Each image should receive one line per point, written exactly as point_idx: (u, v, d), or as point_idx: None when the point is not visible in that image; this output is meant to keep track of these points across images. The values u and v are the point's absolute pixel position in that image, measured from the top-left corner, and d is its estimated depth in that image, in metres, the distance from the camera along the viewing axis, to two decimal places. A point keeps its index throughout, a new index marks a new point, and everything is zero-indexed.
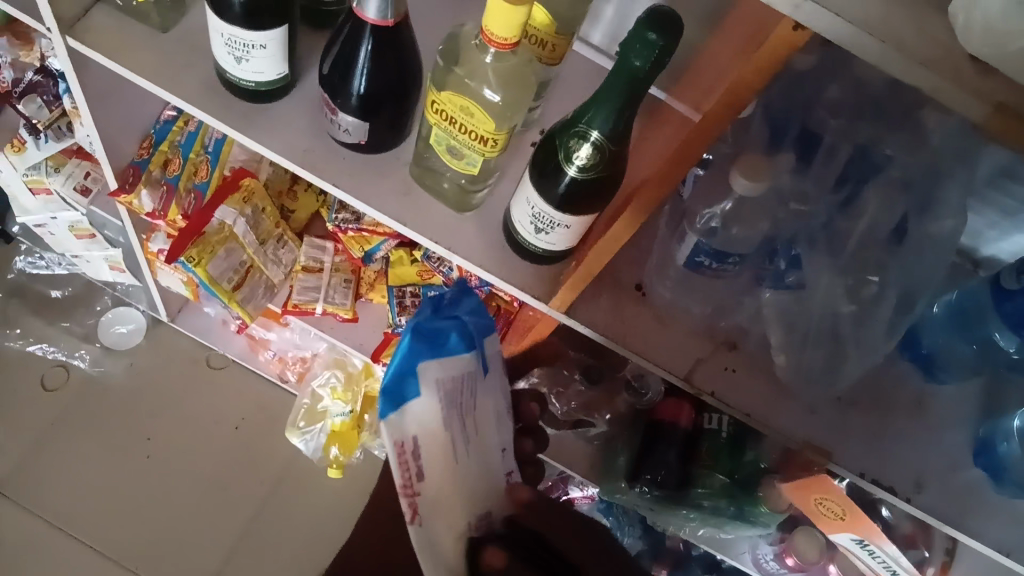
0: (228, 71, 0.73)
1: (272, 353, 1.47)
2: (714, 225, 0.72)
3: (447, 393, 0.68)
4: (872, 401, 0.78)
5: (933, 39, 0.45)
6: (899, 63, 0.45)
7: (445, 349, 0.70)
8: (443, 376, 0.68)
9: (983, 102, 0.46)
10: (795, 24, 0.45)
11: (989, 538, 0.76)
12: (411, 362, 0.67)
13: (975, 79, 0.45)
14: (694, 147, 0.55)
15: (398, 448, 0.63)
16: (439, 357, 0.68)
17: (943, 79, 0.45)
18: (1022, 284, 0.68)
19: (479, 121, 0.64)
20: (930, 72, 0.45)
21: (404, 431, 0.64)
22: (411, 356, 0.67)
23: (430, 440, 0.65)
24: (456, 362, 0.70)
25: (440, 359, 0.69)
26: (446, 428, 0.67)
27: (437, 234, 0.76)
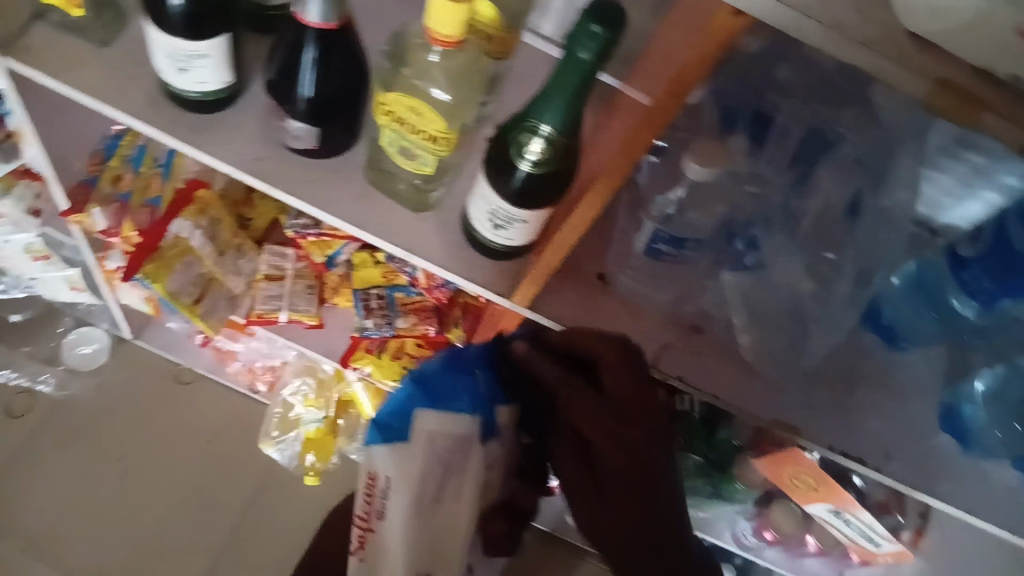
0: (172, 83, 0.71)
1: (241, 364, 1.45)
2: (670, 212, 0.73)
3: (437, 451, 0.79)
4: (838, 373, 0.79)
5: (873, 19, 0.45)
6: (839, 44, 0.45)
7: (455, 403, 0.81)
8: (436, 429, 0.80)
9: (926, 78, 0.46)
10: (734, 11, 0.45)
11: (956, 500, 0.77)
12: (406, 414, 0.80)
13: (915, 56, 0.45)
14: (648, 132, 0.56)
15: (370, 477, 0.79)
16: (436, 408, 0.81)
17: (886, 58, 0.45)
18: (977, 253, 0.70)
19: (428, 121, 0.63)
20: (869, 51, 0.45)
21: (379, 466, 0.79)
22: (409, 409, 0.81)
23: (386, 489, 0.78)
24: (453, 422, 0.80)
25: (436, 408, 0.81)
26: (423, 474, 0.77)
27: (397, 237, 0.76)
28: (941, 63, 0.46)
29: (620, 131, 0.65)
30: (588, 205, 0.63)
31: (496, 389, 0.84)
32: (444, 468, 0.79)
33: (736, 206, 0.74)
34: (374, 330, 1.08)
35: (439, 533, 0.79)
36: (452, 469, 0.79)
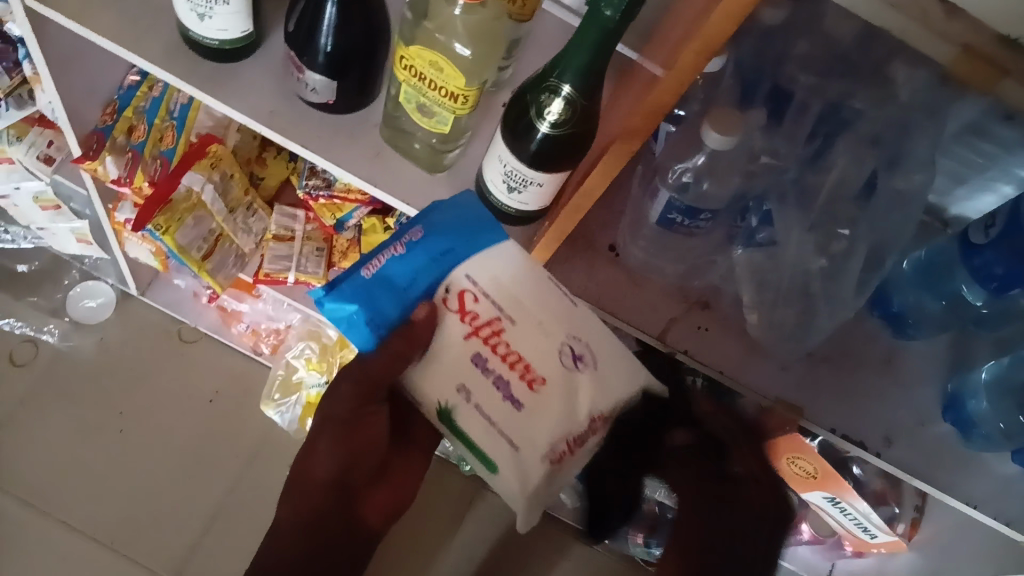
0: (191, 29, 0.71)
1: (245, 325, 1.45)
2: (686, 180, 0.71)
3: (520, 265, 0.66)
4: (843, 356, 0.79)
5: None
6: None
7: None
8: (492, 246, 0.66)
9: None
10: None
11: (954, 488, 0.77)
12: (409, 279, 0.63)
13: (943, 23, 0.51)
14: (668, 96, 0.55)
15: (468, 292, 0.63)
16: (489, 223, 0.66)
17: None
18: (989, 240, 0.69)
19: (448, 77, 0.63)
20: None
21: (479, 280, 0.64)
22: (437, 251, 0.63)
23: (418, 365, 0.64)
24: None
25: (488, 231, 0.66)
26: None
27: (409, 196, 0.76)
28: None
29: (637, 97, 0.65)
30: (602, 170, 0.62)
31: None
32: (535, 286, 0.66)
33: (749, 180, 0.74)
34: None
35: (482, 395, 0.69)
36: None
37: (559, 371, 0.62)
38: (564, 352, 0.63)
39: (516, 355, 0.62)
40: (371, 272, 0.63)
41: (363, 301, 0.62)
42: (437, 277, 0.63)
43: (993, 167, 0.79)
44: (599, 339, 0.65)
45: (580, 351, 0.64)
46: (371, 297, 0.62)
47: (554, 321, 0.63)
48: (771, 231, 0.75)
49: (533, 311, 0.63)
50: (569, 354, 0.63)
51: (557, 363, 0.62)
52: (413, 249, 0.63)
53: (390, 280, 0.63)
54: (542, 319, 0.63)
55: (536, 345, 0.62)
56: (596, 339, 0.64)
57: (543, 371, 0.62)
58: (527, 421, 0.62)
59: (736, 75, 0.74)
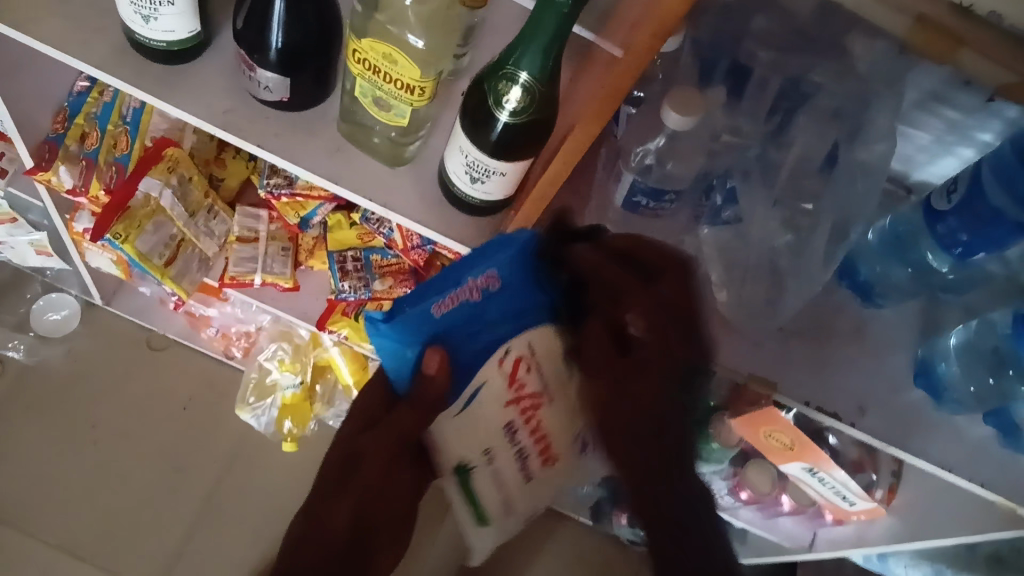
0: (137, 32, 0.69)
1: (215, 329, 1.42)
2: (648, 162, 0.70)
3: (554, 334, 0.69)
4: (814, 329, 0.79)
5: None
6: None
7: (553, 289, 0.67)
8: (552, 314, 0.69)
9: None
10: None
11: (930, 455, 0.78)
12: (480, 329, 0.65)
13: None
14: (626, 78, 0.54)
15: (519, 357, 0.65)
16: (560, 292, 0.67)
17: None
18: (952, 205, 0.69)
19: (403, 69, 0.62)
20: None
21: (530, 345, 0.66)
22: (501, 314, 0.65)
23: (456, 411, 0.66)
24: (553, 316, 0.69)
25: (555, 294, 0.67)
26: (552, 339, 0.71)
27: (372, 192, 0.75)
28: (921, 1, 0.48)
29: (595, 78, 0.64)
30: (564, 156, 0.62)
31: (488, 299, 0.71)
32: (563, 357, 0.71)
33: (714, 159, 0.74)
34: (350, 293, 1.08)
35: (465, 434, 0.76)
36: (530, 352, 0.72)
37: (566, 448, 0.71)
38: (575, 433, 0.71)
39: (541, 427, 0.69)
40: (441, 311, 0.64)
41: (423, 334, 0.64)
42: (498, 338, 0.65)
43: (952, 133, 0.79)
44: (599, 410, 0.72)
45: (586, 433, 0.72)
46: (430, 335, 0.65)
47: (580, 409, 0.71)
48: (736, 208, 0.75)
49: (564, 392, 0.69)
50: (570, 434, 0.71)
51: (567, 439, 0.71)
52: (487, 301, 0.65)
53: (457, 323, 0.65)
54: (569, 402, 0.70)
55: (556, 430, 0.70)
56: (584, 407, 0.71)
57: (556, 441, 0.71)
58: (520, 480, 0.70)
59: (694, 54, 0.74)
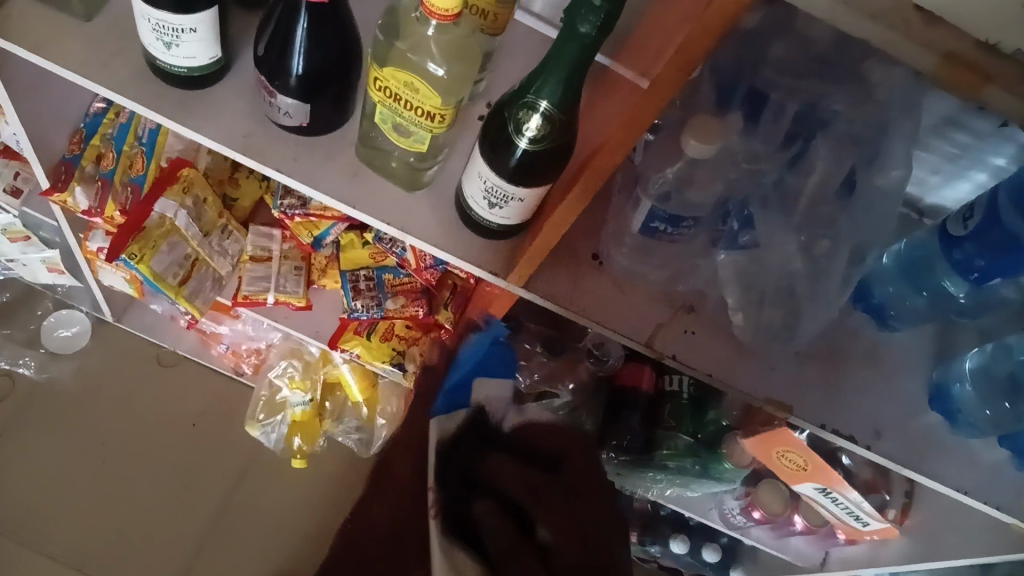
0: (158, 57, 0.70)
1: (225, 346, 1.43)
2: (667, 189, 0.72)
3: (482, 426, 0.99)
4: (829, 351, 0.79)
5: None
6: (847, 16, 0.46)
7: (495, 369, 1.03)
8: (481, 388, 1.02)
9: (932, 50, 0.47)
10: None
11: (946, 477, 0.79)
12: None
13: None
14: (649, 111, 0.54)
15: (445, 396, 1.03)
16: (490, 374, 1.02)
17: (892, 31, 0.47)
18: (969, 230, 0.69)
19: (424, 96, 0.63)
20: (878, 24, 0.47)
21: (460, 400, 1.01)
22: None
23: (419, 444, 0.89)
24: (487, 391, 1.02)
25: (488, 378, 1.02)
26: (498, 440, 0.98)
27: (390, 216, 0.75)
28: (947, 38, 0.48)
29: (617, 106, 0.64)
30: (584, 185, 0.62)
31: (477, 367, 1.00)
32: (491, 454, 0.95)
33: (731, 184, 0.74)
34: (363, 312, 1.08)
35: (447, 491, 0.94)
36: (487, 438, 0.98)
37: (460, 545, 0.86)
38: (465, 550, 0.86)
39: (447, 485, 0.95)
40: None
41: None
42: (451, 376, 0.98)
43: (966, 157, 0.80)
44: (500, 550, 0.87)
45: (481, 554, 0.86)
46: None
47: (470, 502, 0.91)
48: (752, 233, 0.75)
49: (476, 466, 0.94)
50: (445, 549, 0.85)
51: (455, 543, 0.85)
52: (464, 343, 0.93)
53: None
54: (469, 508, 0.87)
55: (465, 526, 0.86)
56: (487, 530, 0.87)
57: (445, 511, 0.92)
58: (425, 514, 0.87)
59: (712, 79, 0.74)
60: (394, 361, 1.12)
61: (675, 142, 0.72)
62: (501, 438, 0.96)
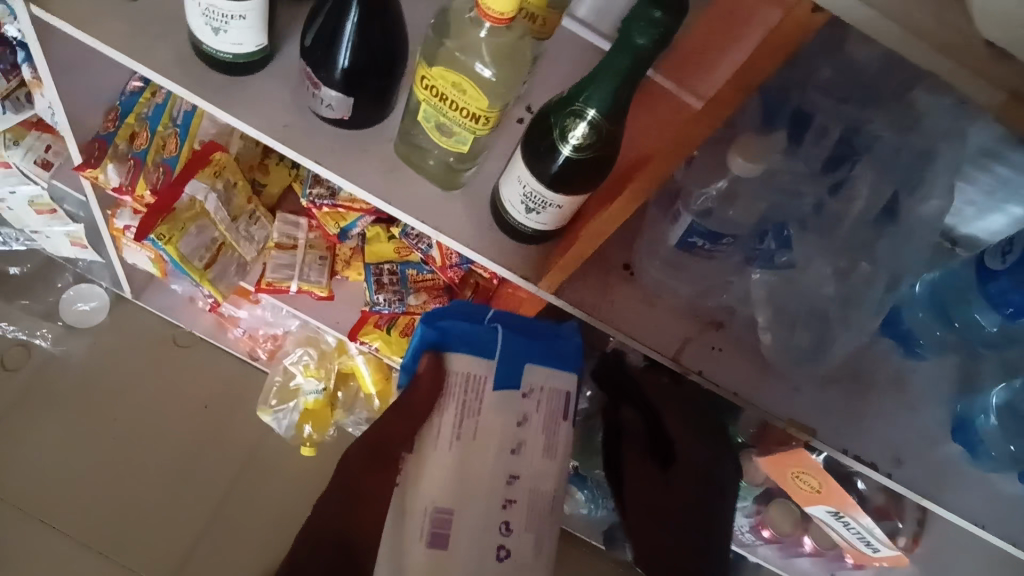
0: (205, 42, 0.70)
1: (242, 330, 1.44)
2: (708, 206, 0.73)
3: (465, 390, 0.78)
4: (854, 376, 0.79)
5: (948, 24, 0.47)
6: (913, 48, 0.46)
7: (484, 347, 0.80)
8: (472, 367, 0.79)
9: (995, 86, 0.48)
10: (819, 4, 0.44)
11: (966, 510, 0.78)
12: (454, 341, 0.80)
13: None
14: (702, 126, 0.54)
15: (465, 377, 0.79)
16: (474, 351, 0.80)
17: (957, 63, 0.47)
18: (1006, 265, 0.69)
19: (471, 98, 0.63)
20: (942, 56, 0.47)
21: (464, 368, 0.79)
22: (517, 353, 0.81)
23: (446, 416, 0.77)
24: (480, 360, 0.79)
25: (475, 355, 0.79)
26: (500, 417, 0.78)
27: (425, 214, 0.75)
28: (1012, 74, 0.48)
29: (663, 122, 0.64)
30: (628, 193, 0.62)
31: (482, 344, 0.80)
32: (466, 414, 0.78)
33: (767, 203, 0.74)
34: (384, 305, 1.09)
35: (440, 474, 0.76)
36: (472, 411, 0.78)
37: (483, 530, 0.75)
38: (498, 537, 0.75)
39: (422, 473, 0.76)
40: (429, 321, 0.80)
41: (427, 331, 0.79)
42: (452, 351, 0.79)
43: (1004, 190, 0.79)
44: (527, 539, 0.77)
45: (508, 542, 0.76)
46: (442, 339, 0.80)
47: (454, 493, 0.75)
48: (786, 256, 0.75)
49: (457, 456, 0.76)
50: (435, 528, 0.73)
51: (473, 525, 0.74)
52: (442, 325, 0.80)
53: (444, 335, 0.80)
54: (477, 493, 0.76)
55: (481, 511, 0.75)
56: (525, 513, 0.78)
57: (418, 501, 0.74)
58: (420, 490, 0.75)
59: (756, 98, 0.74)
60: None
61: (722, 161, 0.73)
62: (506, 405, 0.79)
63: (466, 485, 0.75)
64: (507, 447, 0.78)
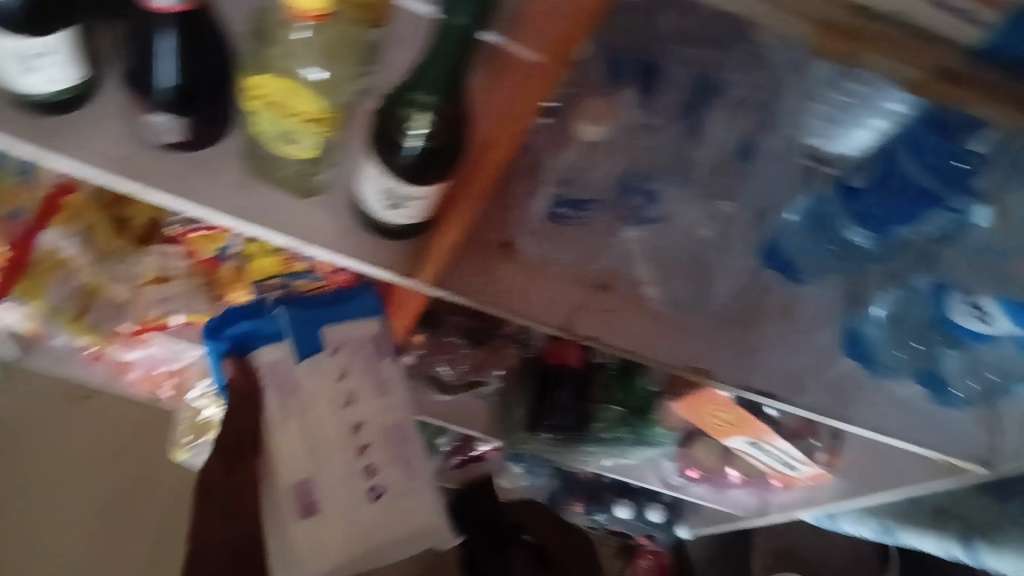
0: (14, 85, 0.64)
1: (140, 371, 1.34)
2: (561, 174, 0.76)
3: (279, 373, 0.84)
4: (743, 313, 0.80)
5: None
6: None
7: (275, 331, 0.85)
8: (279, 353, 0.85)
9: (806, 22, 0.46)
10: None
11: (869, 420, 0.81)
12: (256, 338, 0.85)
13: None
14: (545, 87, 0.56)
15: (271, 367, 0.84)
16: (269, 335, 0.85)
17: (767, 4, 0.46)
18: (872, 181, 0.70)
19: (303, 102, 0.60)
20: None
21: (264, 359, 0.84)
22: (307, 321, 0.85)
23: (270, 406, 0.83)
24: (278, 344, 0.85)
25: (276, 341, 0.85)
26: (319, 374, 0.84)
27: (289, 227, 0.72)
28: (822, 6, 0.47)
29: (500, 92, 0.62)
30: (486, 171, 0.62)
31: (294, 325, 0.85)
32: (290, 394, 0.84)
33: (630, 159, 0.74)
34: None
35: (287, 450, 0.82)
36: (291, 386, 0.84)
37: (345, 476, 0.81)
38: (362, 482, 0.81)
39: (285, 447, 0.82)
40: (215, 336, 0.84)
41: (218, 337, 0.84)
42: (239, 348, 0.84)
43: None
44: (394, 472, 0.83)
45: (376, 484, 0.82)
46: (245, 338, 0.85)
47: (312, 459, 0.81)
48: (651, 204, 0.77)
49: (303, 426, 0.83)
50: (301, 499, 0.80)
51: (331, 480, 0.81)
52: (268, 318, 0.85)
53: (257, 332, 0.85)
54: (329, 447, 0.82)
55: (339, 464, 0.82)
56: (381, 448, 0.84)
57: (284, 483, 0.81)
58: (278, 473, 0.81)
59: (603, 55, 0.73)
60: None
61: (578, 125, 0.73)
62: (323, 374, 0.84)
63: (314, 457, 0.82)
64: (341, 398, 0.84)
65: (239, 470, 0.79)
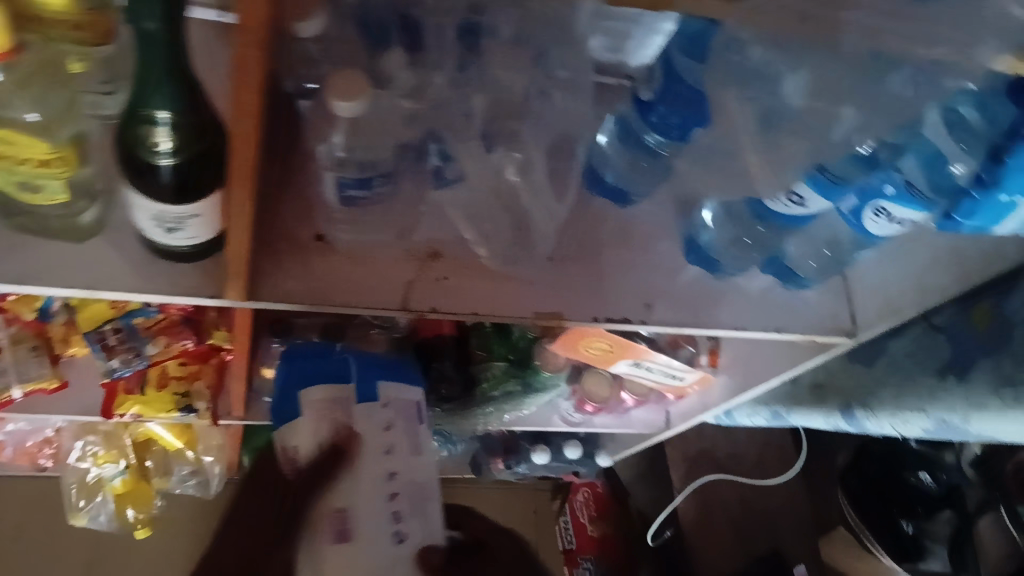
0: None
1: (10, 449, 1.29)
2: (340, 155, 0.66)
3: (344, 410, 0.73)
4: (580, 248, 0.76)
5: None
6: None
7: (341, 377, 0.76)
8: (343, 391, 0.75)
9: None
10: None
11: (728, 320, 0.79)
12: (299, 384, 0.76)
13: None
14: (252, 98, 0.45)
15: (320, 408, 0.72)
16: (336, 379, 0.76)
17: None
18: (655, 92, 0.69)
19: (27, 146, 0.56)
20: None
21: (343, 390, 0.74)
22: (372, 374, 0.77)
23: (363, 453, 0.69)
24: (340, 387, 0.75)
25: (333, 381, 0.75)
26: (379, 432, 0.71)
27: (69, 276, 0.65)
28: None
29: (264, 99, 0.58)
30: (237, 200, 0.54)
31: (332, 375, 0.76)
32: (337, 442, 0.69)
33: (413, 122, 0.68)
34: (123, 369, 0.98)
35: (324, 495, 0.65)
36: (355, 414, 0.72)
37: (378, 525, 0.64)
38: (392, 529, 0.65)
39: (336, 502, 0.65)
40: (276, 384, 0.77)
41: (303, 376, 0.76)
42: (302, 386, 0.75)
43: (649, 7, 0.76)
44: (421, 523, 0.66)
45: (404, 529, 0.65)
46: (308, 379, 0.76)
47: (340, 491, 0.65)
48: (446, 168, 0.72)
49: (366, 461, 0.68)
50: (334, 524, 0.64)
51: (381, 518, 0.65)
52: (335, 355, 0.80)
53: (310, 377, 0.76)
54: (362, 480, 0.67)
55: (371, 505, 0.66)
56: (414, 502, 0.68)
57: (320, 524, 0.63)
58: (321, 500, 0.65)
59: (355, 21, 0.67)
60: (181, 406, 1.04)
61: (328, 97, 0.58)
62: (376, 428, 0.72)
63: (363, 487, 0.67)
64: (385, 447, 0.70)
65: (288, 505, 0.64)
